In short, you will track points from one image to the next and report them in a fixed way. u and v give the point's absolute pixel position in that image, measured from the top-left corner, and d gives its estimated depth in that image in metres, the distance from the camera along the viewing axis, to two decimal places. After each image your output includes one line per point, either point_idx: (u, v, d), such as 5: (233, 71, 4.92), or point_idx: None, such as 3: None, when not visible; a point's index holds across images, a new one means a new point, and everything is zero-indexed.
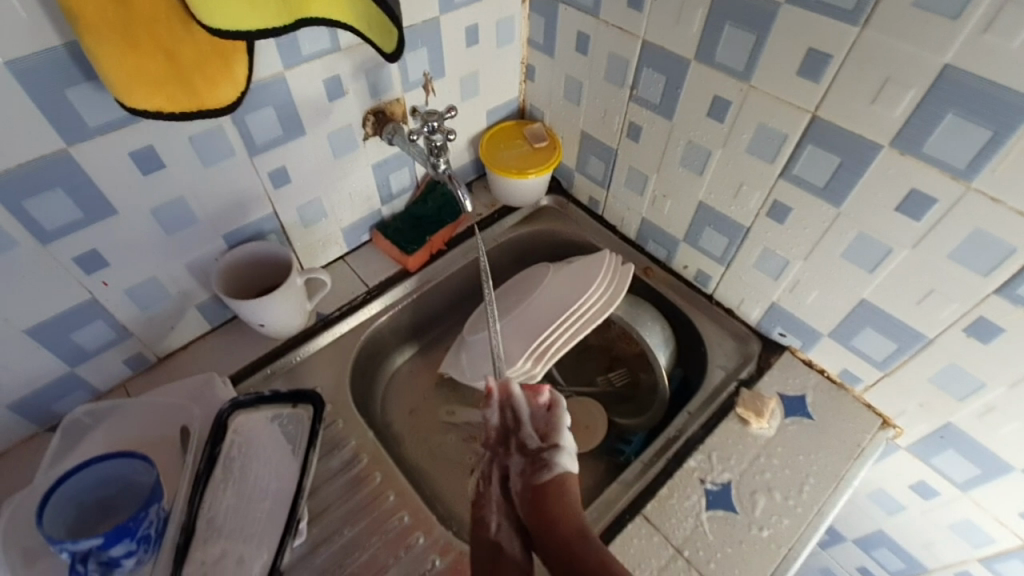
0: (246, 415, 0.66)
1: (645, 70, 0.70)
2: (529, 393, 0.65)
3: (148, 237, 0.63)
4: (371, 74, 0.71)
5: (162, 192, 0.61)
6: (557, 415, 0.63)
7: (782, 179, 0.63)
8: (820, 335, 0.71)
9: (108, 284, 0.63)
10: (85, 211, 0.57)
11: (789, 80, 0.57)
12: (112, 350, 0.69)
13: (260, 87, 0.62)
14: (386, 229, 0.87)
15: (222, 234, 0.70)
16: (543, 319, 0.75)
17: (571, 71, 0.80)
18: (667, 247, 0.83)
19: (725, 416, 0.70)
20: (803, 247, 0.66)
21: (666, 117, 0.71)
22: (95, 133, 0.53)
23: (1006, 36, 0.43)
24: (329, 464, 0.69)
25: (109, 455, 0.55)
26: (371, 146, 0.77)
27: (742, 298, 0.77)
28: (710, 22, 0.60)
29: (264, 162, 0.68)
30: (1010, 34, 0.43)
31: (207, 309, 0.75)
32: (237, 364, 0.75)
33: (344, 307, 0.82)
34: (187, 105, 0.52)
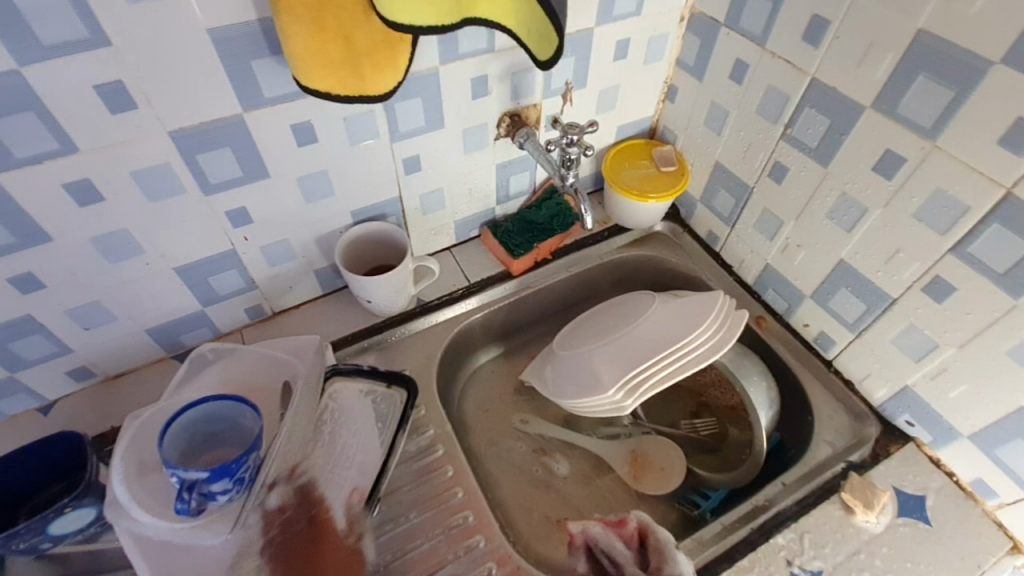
0: (343, 383, 0.69)
1: (807, 110, 0.65)
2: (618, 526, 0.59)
3: (290, 202, 0.68)
4: (517, 77, 0.71)
5: (310, 164, 0.66)
6: (659, 537, 0.57)
7: (951, 254, 0.56)
8: (957, 436, 0.62)
9: (248, 239, 0.69)
10: (244, 171, 0.62)
11: (987, 147, 0.50)
12: (239, 297, 0.75)
13: (415, 78, 0.64)
14: (496, 228, 0.88)
15: (350, 210, 0.74)
16: (640, 352, 0.72)
17: (719, 99, 0.76)
18: (789, 299, 0.77)
19: (827, 498, 0.64)
20: (958, 334, 0.57)
21: (821, 163, 0.65)
22: (268, 103, 0.58)
23: None
24: (407, 446, 0.70)
25: (223, 396, 0.60)
26: (500, 147, 0.78)
27: (868, 373, 0.69)
28: (900, 69, 0.54)
29: (402, 148, 0.70)
30: None
31: (324, 275, 0.80)
32: (340, 332, 0.79)
33: (444, 297, 0.84)
34: (353, 89, 0.55)
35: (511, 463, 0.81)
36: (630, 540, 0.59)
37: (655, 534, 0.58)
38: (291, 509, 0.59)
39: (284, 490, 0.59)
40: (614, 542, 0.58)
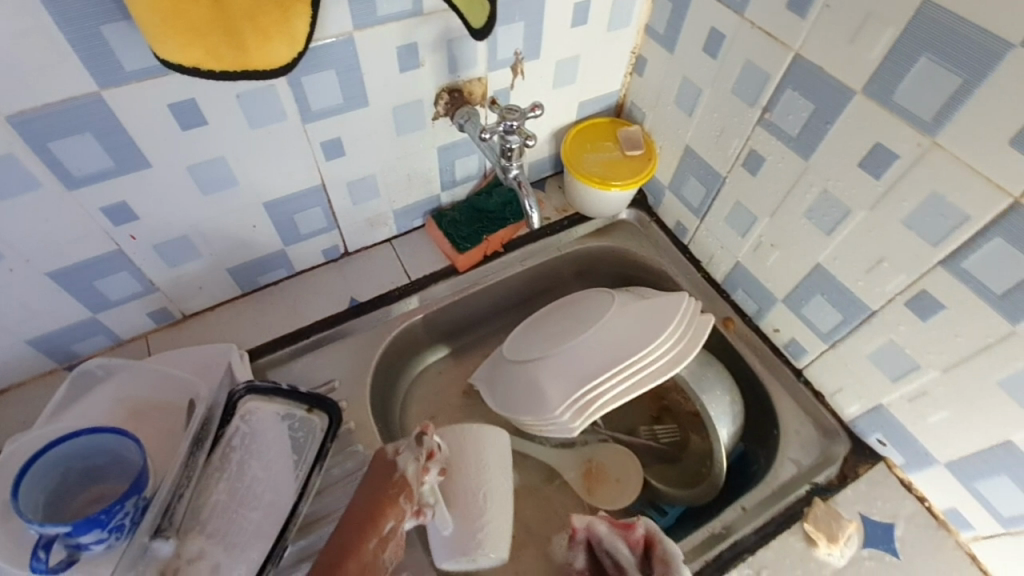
0: (258, 403, 0.62)
1: (787, 92, 0.56)
2: (622, 525, 0.57)
3: (183, 195, 0.58)
4: (455, 46, 0.60)
5: (202, 150, 0.55)
6: (668, 546, 0.53)
7: (941, 268, 0.48)
8: (933, 461, 0.57)
9: (136, 238, 0.59)
10: (116, 161, 0.51)
11: (995, 149, 0.42)
12: (137, 302, 0.65)
13: (323, 46, 0.53)
14: (441, 218, 0.78)
15: (262, 202, 0.63)
16: (591, 366, 0.65)
17: (691, 74, 0.66)
18: (759, 301, 0.70)
19: (788, 526, 0.59)
20: (944, 357, 0.51)
21: (800, 155, 0.57)
22: (131, 79, 0.47)
23: None
24: (332, 471, 0.63)
25: (100, 428, 0.53)
26: (440, 127, 0.68)
27: (839, 386, 0.63)
28: (899, 49, 0.45)
29: (317, 129, 0.60)
30: None
31: (240, 273, 0.70)
32: (261, 337, 0.70)
33: (381, 297, 0.75)
34: (231, 62, 0.44)
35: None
36: (636, 545, 0.56)
37: (667, 546, 0.53)
38: (372, 473, 0.54)
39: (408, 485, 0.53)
40: (617, 543, 0.56)
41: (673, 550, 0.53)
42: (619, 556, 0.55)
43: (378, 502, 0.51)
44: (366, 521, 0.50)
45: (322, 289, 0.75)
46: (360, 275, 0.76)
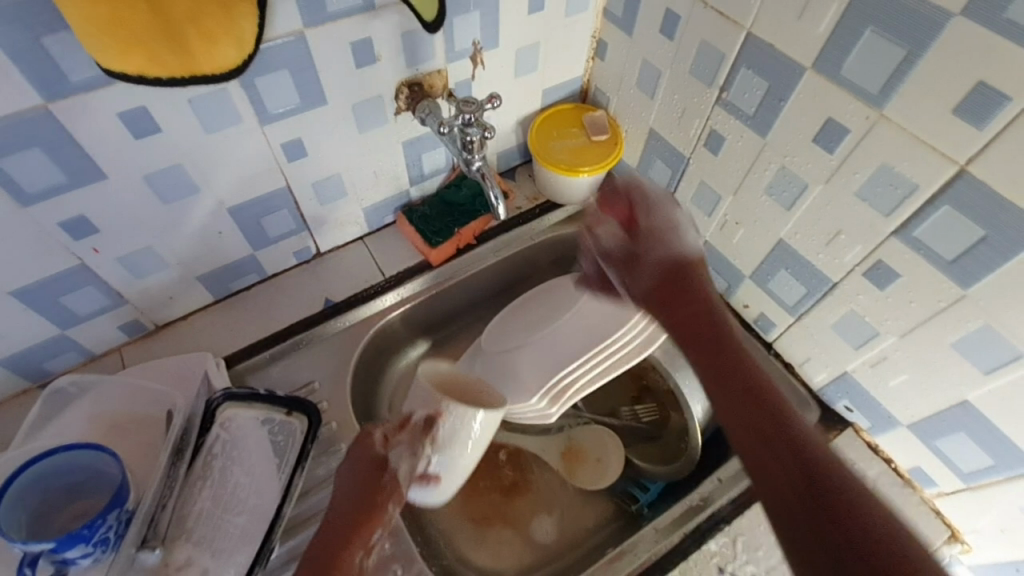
0: (237, 409, 0.62)
1: (742, 70, 0.56)
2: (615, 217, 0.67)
3: (143, 205, 0.57)
4: (411, 39, 0.59)
5: (158, 158, 0.54)
6: (676, 210, 0.65)
7: (894, 238, 0.50)
8: (896, 424, 0.59)
9: (98, 251, 0.58)
10: (69, 174, 0.50)
11: (938, 119, 0.43)
12: (107, 315, 0.65)
13: (274, 47, 0.52)
14: (411, 213, 0.78)
15: (227, 207, 0.63)
16: (567, 351, 0.66)
17: (650, 56, 0.66)
18: (728, 279, 0.71)
19: (762, 495, 0.61)
20: (902, 323, 0.53)
21: (758, 133, 0.58)
22: (77, 89, 0.46)
23: None
24: (315, 472, 0.63)
25: (76, 444, 0.52)
26: (403, 121, 0.67)
27: (807, 357, 0.65)
28: (845, 23, 0.46)
29: (277, 131, 0.59)
30: None
31: (211, 281, 0.69)
32: (237, 343, 0.70)
33: (357, 296, 0.75)
34: (177, 68, 0.44)
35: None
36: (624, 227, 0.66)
37: (652, 192, 0.66)
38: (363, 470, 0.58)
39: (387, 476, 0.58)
40: (611, 247, 0.66)
41: (655, 194, 0.66)
42: (630, 234, 0.65)
43: (369, 497, 0.56)
44: (357, 528, 0.54)
45: (296, 291, 0.75)
46: (334, 275, 0.76)
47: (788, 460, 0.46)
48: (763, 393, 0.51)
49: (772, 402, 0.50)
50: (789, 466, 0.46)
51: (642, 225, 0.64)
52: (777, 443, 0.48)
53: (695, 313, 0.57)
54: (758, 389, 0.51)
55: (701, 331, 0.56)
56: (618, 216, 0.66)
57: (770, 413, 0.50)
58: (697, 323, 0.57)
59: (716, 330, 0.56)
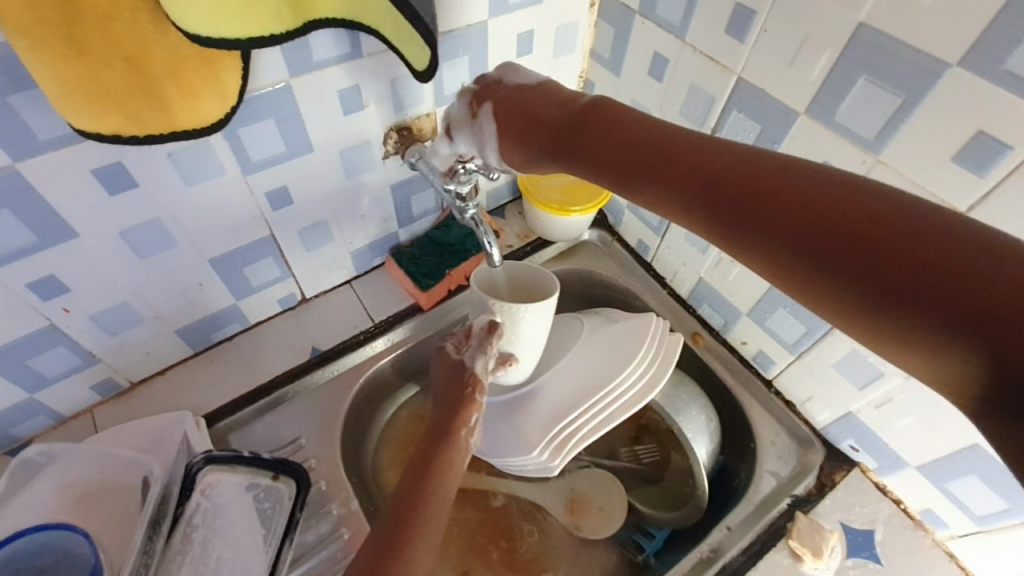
0: (218, 475, 0.58)
1: (734, 113, 0.56)
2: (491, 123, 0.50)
3: (118, 261, 0.54)
4: (399, 85, 0.58)
5: (136, 214, 0.51)
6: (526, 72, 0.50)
7: None
8: (905, 465, 0.58)
9: (69, 310, 0.54)
10: (39, 233, 0.47)
11: (937, 166, 0.43)
12: (79, 376, 0.61)
13: (258, 97, 0.50)
14: (401, 256, 0.76)
15: (209, 258, 0.60)
16: (566, 398, 0.64)
17: (640, 97, 0.66)
18: (725, 316, 0.71)
19: (774, 543, 0.59)
20: None
21: None
22: (47, 148, 0.43)
23: None
24: (305, 536, 0.60)
25: (44, 525, 0.48)
26: (392, 165, 0.66)
27: (810, 396, 0.64)
28: (838, 70, 0.46)
29: (260, 180, 0.57)
30: None
31: (191, 333, 0.66)
32: (218, 399, 0.67)
33: (346, 342, 0.72)
34: (156, 124, 0.41)
35: (470, 514, 0.73)
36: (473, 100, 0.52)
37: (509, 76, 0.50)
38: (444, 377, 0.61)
39: (460, 375, 0.60)
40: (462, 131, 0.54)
41: (514, 74, 0.50)
42: (525, 124, 0.47)
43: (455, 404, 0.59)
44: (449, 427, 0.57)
45: (281, 340, 0.72)
46: (321, 321, 0.74)
47: (930, 306, 0.27)
48: (837, 219, 0.30)
49: (875, 207, 0.30)
50: (925, 292, 0.27)
51: (539, 110, 0.46)
52: (895, 258, 0.28)
53: (664, 154, 0.38)
54: (815, 193, 0.31)
55: (713, 183, 0.35)
56: (503, 119, 0.48)
57: (874, 229, 0.29)
58: (707, 202, 0.35)
59: (757, 190, 0.33)
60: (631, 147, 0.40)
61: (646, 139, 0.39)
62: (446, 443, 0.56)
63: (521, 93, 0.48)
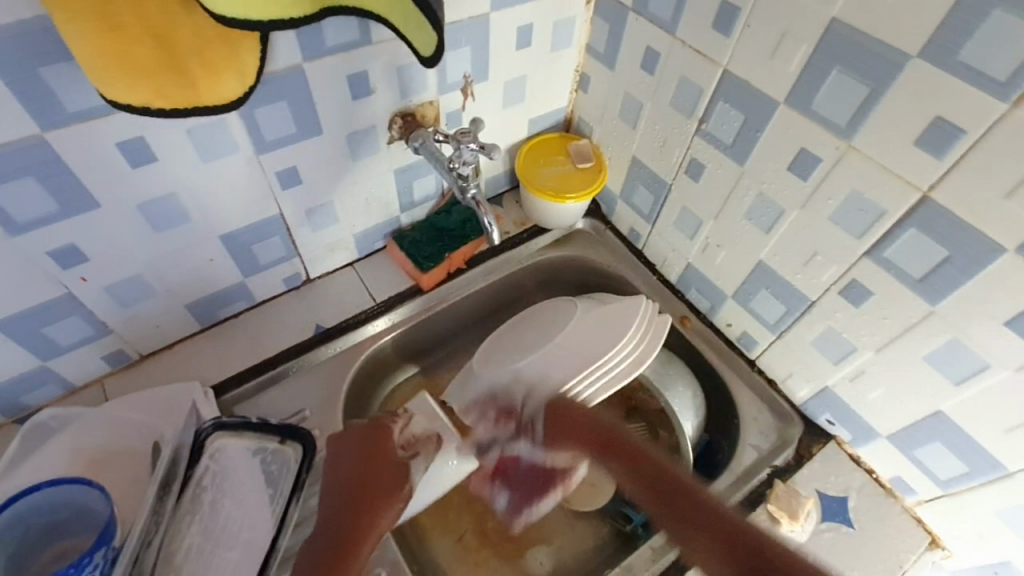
0: (227, 440, 0.61)
1: (720, 104, 0.60)
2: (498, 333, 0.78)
3: (134, 233, 0.56)
4: (405, 72, 0.61)
5: (154, 187, 0.54)
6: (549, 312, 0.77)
7: (867, 258, 0.53)
8: (876, 435, 0.61)
9: (86, 279, 0.57)
10: (62, 202, 0.50)
11: (901, 150, 0.47)
12: (90, 346, 0.63)
13: (273, 79, 0.53)
14: (402, 239, 0.79)
15: (220, 234, 0.62)
16: (560, 371, 0.68)
17: (632, 90, 0.70)
18: (712, 299, 0.74)
19: (753, 509, 0.62)
20: (877, 338, 0.56)
21: (736, 161, 0.61)
22: (75, 120, 0.46)
23: None
24: (309, 501, 0.62)
25: (62, 479, 0.50)
26: (396, 150, 0.69)
27: (789, 373, 0.68)
28: (814, 62, 0.50)
29: (272, 159, 0.60)
30: None
31: (199, 309, 0.69)
32: (225, 372, 0.69)
33: (348, 321, 0.75)
34: (180, 99, 0.44)
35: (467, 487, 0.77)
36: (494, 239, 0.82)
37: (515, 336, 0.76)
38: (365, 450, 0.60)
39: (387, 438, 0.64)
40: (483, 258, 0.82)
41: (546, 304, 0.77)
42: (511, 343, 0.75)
43: (374, 479, 0.58)
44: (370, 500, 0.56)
45: (284, 318, 0.74)
46: (324, 300, 0.76)
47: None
48: (721, 528, 0.56)
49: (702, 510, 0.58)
50: (745, 554, 0.53)
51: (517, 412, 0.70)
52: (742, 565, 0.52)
53: (609, 441, 0.64)
54: (724, 523, 0.57)
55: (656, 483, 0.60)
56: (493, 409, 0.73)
57: (726, 530, 0.56)
58: (648, 485, 0.61)
59: (669, 480, 0.61)
60: (594, 436, 0.64)
61: (598, 422, 0.66)
62: (372, 504, 0.55)
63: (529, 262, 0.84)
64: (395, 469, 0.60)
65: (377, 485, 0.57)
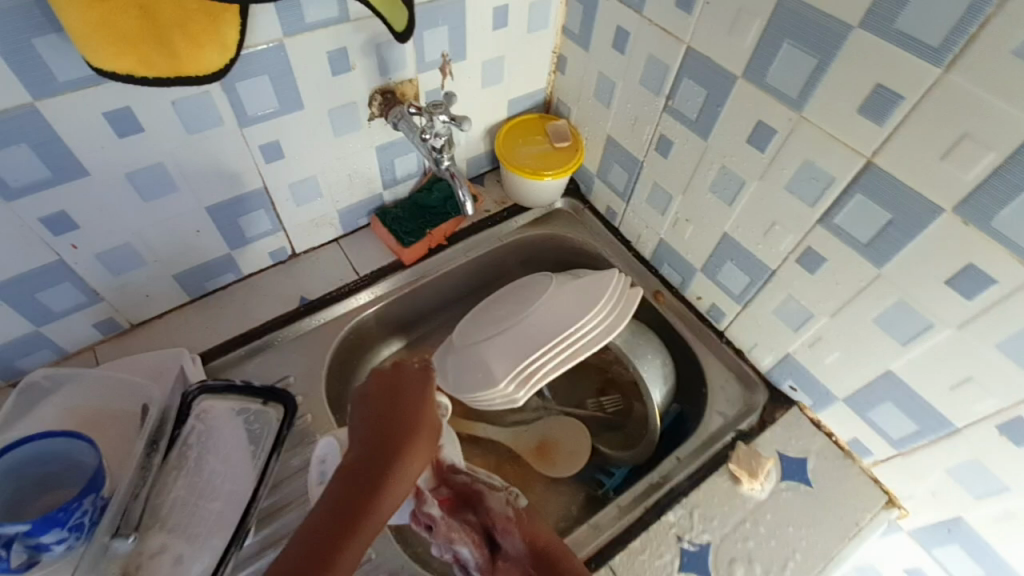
0: (211, 402, 0.63)
1: (685, 81, 0.62)
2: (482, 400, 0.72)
3: (122, 201, 0.59)
4: (383, 49, 0.64)
5: (141, 157, 0.57)
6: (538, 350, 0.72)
7: (820, 226, 0.56)
8: (833, 398, 0.64)
9: (77, 247, 0.59)
10: (52, 169, 0.53)
11: (847, 119, 0.49)
12: (82, 313, 0.66)
13: (254, 53, 0.56)
14: (384, 215, 0.82)
15: (205, 206, 0.65)
16: (533, 339, 0.71)
17: (605, 69, 0.73)
18: (683, 274, 0.77)
19: (716, 470, 0.65)
20: (831, 303, 0.58)
21: (701, 136, 0.64)
22: (65, 89, 0.49)
23: None
24: (290, 462, 0.65)
25: (52, 432, 0.53)
26: (377, 127, 0.71)
27: (754, 343, 0.71)
28: (767, 37, 0.52)
29: (255, 133, 0.62)
30: None
31: (188, 280, 0.71)
32: (212, 341, 0.72)
33: (332, 294, 0.78)
34: (165, 69, 0.46)
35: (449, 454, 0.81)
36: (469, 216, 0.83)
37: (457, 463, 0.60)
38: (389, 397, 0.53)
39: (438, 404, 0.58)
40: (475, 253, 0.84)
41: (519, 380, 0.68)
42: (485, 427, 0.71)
43: (402, 436, 0.50)
44: (391, 458, 0.49)
45: (271, 290, 0.77)
46: (309, 274, 0.79)
47: None
48: None
49: None
50: None
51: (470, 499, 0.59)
52: None
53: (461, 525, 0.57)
54: None
55: None
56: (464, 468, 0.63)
57: None
58: None
59: None
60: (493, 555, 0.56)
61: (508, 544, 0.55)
62: (394, 459, 0.49)
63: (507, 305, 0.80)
64: (420, 422, 0.52)
65: (401, 441, 0.50)
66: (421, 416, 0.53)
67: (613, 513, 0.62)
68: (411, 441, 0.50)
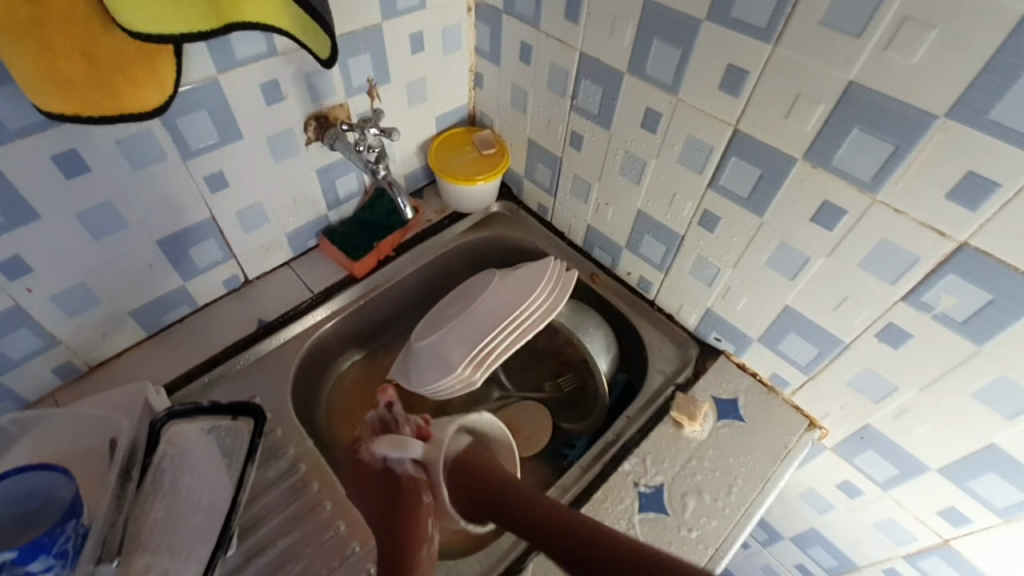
0: (179, 427, 0.65)
1: (583, 81, 0.71)
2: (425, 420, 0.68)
3: (74, 242, 0.62)
4: (311, 79, 0.70)
5: (91, 197, 0.60)
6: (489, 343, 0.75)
7: (710, 190, 0.65)
8: (750, 340, 0.73)
9: (32, 290, 0.62)
10: (5, 215, 0.56)
11: (712, 95, 0.59)
12: (40, 359, 0.67)
13: (189, 90, 0.61)
14: (332, 234, 0.87)
15: (155, 240, 0.68)
16: (484, 325, 0.77)
17: (516, 80, 0.81)
18: (612, 254, 0.85)
19: (660, 420, 0.72)
20: (732, 255, 0.68)
21: (605, 127, 0.73)
22: (14, 138, 0.52)
23: (906, 53, 0.44)
24: (267, 473, 0.68)
25: (29, 466, 0.55)
26: (314, 151, 0.77)
27: (680, 304, 0.79)
28: (640, 35, 0.62)
29: (199, 166, 0.67)
30: (909, 52, 0.44)
31: (144, 315, 0.74)
32: (174, 372, 0.74)
33: (288, 313, 0.81)
34: (109, 109, 0.51)
35: None
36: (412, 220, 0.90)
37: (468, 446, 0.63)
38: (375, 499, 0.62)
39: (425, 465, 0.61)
40: (424, 256, 0.91)
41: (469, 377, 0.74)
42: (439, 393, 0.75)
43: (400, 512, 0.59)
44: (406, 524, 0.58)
45: (228, 317, 0.80)
46: (264, 298, 0.83)
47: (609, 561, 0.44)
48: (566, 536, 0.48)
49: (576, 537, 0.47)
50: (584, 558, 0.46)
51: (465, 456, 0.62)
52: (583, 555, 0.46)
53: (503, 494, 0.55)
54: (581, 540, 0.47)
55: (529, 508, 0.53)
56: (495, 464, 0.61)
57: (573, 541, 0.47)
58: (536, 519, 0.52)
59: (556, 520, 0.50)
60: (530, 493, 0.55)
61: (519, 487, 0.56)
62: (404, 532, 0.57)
63: (460, 296, 0.84)
64: (421, 504, 0.59)
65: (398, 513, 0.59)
66: (403, 489, 0.61)
67: (576, 470, 0.68)
68: (422, 525, 0.57)
